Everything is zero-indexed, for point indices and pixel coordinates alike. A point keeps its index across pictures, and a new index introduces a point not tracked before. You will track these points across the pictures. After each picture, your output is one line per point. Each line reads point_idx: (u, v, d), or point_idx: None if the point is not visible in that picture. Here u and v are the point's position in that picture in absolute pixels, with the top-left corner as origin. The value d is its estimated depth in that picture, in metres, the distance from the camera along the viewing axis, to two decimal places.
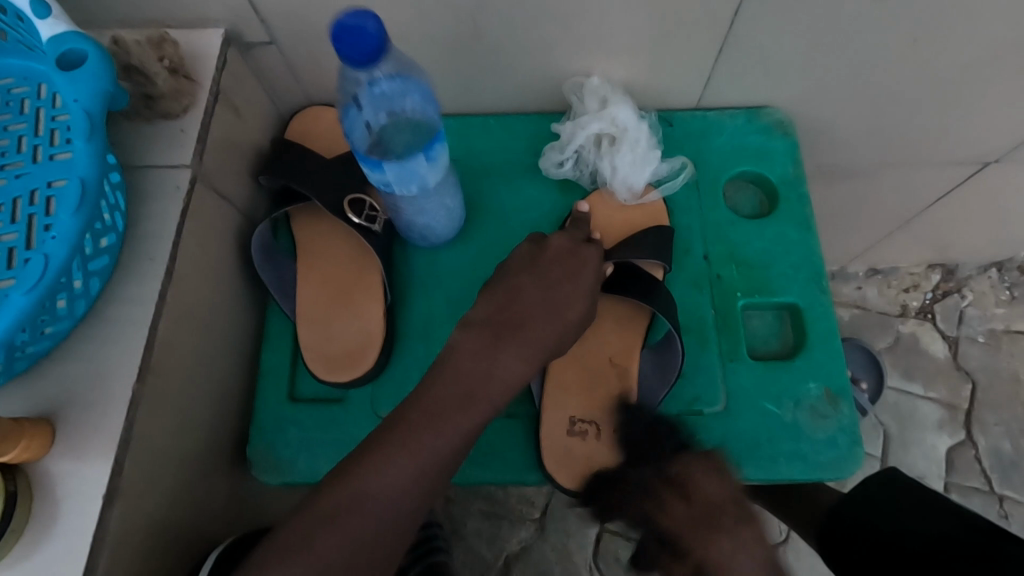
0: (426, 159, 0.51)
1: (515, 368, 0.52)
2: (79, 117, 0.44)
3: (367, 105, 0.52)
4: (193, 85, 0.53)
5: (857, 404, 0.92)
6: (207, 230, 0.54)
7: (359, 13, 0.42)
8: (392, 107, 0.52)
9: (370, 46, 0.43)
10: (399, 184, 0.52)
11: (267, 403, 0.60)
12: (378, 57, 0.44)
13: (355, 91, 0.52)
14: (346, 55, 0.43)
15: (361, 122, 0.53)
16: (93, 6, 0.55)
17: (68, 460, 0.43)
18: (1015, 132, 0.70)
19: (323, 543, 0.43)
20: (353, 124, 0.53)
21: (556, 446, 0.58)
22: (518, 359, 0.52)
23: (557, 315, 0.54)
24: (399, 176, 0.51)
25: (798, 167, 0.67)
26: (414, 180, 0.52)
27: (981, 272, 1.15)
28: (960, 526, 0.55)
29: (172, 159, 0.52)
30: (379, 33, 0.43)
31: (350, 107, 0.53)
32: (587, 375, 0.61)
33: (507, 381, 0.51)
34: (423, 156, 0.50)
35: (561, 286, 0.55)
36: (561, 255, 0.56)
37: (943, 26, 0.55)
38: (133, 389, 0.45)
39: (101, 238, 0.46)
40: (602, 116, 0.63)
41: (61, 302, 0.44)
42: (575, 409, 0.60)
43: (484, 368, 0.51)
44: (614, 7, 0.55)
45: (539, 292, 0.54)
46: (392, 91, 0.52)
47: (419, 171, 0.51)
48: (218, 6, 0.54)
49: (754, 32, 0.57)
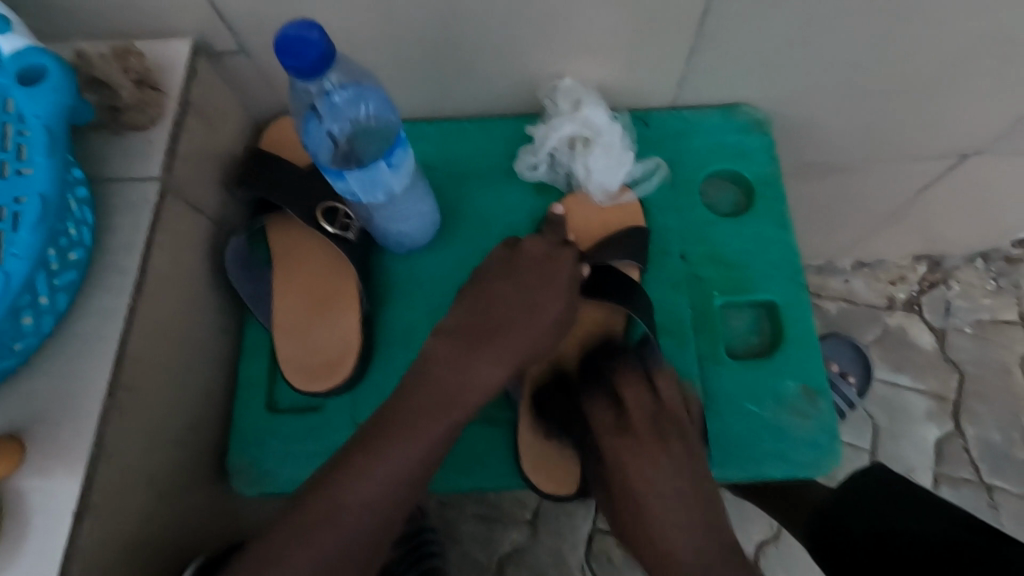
0: (388, 165, 0.50)
1: (491, 372, 0.52)
2: (39, 134, 0.44)
3: (325, 115, 0.51)
4: (161, 95, 0.53)
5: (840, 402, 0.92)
6: (179, 242, 0.54)
7: (300, 24, 0.42)
8: (349, 116, 0.51)
9: (313, 57, 0.43)
10: (364, 193, 0.52)
11: (247, 414, 0.60)
12: (323, 65, 0.43)
13: (310, 102, 0.51)
14: (293, 67, 0.43)
15: (321, 133, 0.52)
16: (58, 18, 0.54)
17: (38, 477, 0.43)
18: (989, 124, 0.71)
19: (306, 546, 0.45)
20: (313, 136, 0.52)
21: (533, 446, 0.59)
22: (489, 362, 0.52)
23: (532, 319, 0.54)
24: (363, 185, 0.51)
25: (775, 163, 0.67)
26: (379, 187, 0.52)
27: (967, 263, 1.16)
28: (960, 528, 0.56)
29: (140, 171, 0.51)
30: (322, 41, 0.42)
31: (309, 118, 0.52)
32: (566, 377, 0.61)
33: (480, 389, 0.52)
34: (384, 162, 0.50)
35: (537, 291, 0.54)
36: (538, 259, 0.55)
37: (910, 20, 0.55)
38: (103, 404, 0.45)
39: (69, 252, 0.46)
40: (574, 118, 0.62)
41: (26, 320, 0.44)
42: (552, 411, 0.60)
43: (458, 378, 0.52)
44: (583, 9, 0.55)
45: (514, 296, 0.54)
46: (347, 101, 0.51)
47: (382, 178, 0.51)
48: (184, 15, 0.54)
49: (725, 31, 0.57)
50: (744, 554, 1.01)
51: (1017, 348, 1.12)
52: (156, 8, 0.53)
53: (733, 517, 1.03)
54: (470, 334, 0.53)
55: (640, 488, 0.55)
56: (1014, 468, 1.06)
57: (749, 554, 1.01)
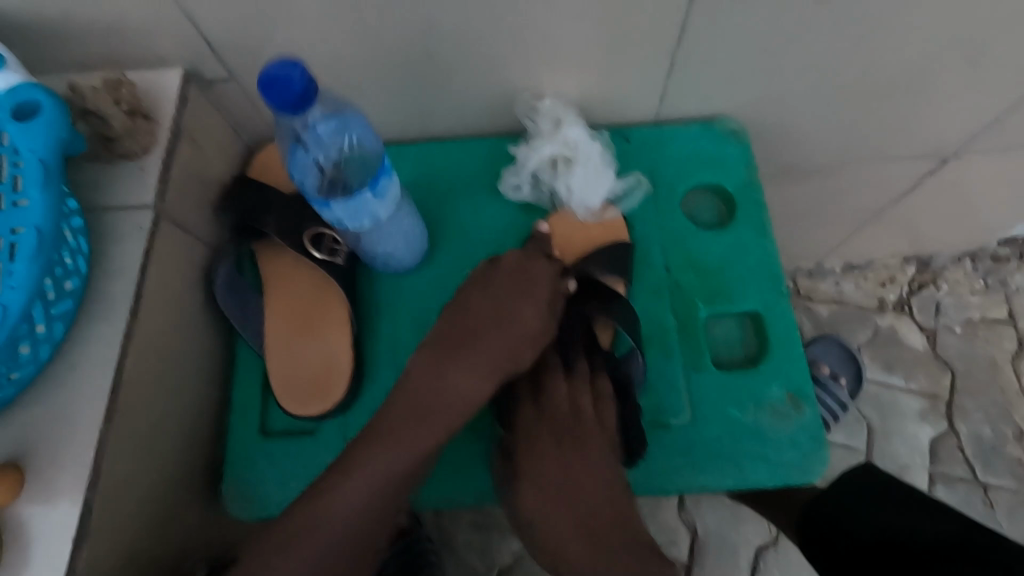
0: (372, 195, 0.51)
1: (468, 377, 0.56)
2: (33, 167, 0.45)
3: (311, 146, 0.53)
4: (152, 125, 0.54)
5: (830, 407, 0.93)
6: (173, 266, 0.55)
7: (283, 62, 0.44)
8: (334, 145, 0.53)
9: (295, 92, 0.44)
10: (351, 221, 0.53)
11: (240, 438, 0.61)
12: (305, 103, 0.45)
13: (296, 135, 0.52)
14: (276, 104, 0.45)
15: (307, 163, 0.53)
16: (50, 52, 0.56)
17: (37, 503, 0.44)
18: (965, 126, 0.72)
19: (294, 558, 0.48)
20: (300, 166, 0.53)
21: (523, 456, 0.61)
22: (463, 368, 0.56)
23: (506, 328, 0.57)
24: (349, 213, 0.52)
25: (753, 172, 0.69)
26: (365, 216, 0.52)
27: (955, 262, 1.17)
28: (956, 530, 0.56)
29: (133, 198, 0.53)
30: (304, 79, 0.45)
31: (295, 149, 0.53)
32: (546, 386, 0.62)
33: (455, 398, 0.55)
34: (370, 192, 0.51)
35: (512, 302, 0.57)
36: (516, 268, 0.58)
37: (881, 30, 0.57)
38: (100, 430, 0.46)
39: (64, 281, 0.47)
40: (555, 139, 0.64)
41: (24, 348, 0.45)
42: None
43: (435, 390, 0.55)
44: (563, 29, 0.56)
45: (488, 309, 0.57)
46: (332, 131, 0.53)
47: (368, 207, 0.52)
48: (175, 45, 0.55)
49: (702, 46, 0.58)
50: (743, 558, 1.02)
51: (1006, 345, 1.13)
52: (147, 39, 0.55)
53: (730, 522, 1.04)
54: (447, 345, 0.56)
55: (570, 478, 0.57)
56: (1006, 464, 1.07)
57: (747, 559, 1.02)
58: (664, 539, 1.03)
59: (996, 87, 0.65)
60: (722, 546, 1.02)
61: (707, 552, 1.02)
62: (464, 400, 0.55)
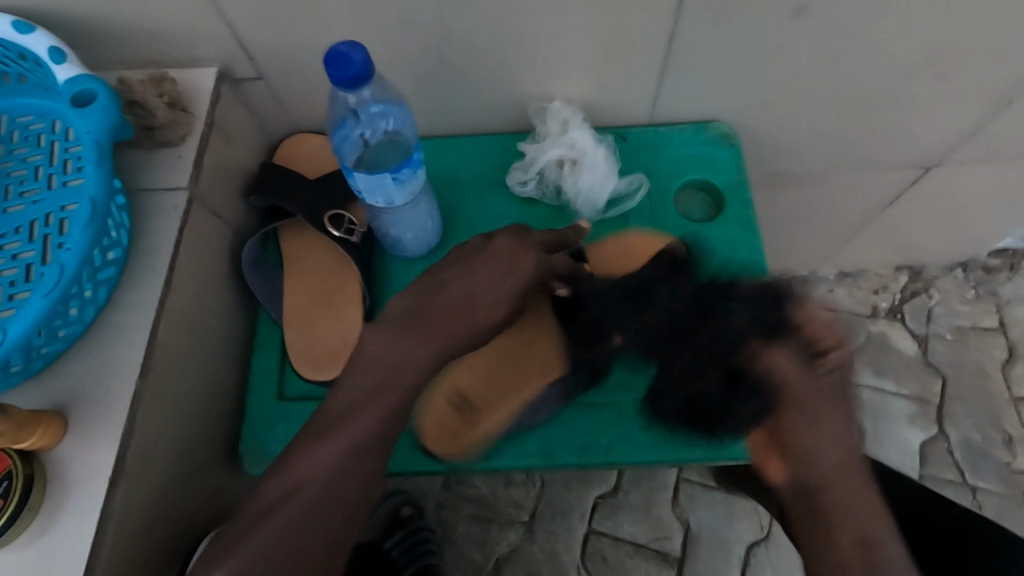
0: (393, 179, 0.56)
1: (423, 353, 0.56)
2: (90, 147, 0.51)
3: (362, 121, 0.59)
4: (189, 116, 0.60)
5: None
6: (202, 244, 0.60)
7: (349, 45, 0.50)
8: (379, 128, 0.60)
9: (351, 72, 0.50)
10: (367, 194, 0.58)
11: (258, 400, 0.65)
12: (357, 83, 0.51)
13: (350, 108, 0.59)
14: (333, 75, 0.50)
15: (354, 133, 0.59)
16: (100, 51, 0.62)
17: (78, 445, 0.49)
18: (942, 137, 0.77)
19: (287, 511, 0.50)
20: (345, 136, 0.59)
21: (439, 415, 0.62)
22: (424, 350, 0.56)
23: (467, 321, 0.57)
24: (369, 186, 0.57)
25: (742, 172, 0.73)
26: (380, 194, 0.58)
27: (947, 272, 1.21)
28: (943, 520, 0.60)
29: (169, 182, 0.58)
30: (362, 63, 0.50)
31: (346, 119, 0.59)
32: (830, 326, 0.51)
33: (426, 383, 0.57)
34: (390, 174, 0.56)
35: (486, 287, 0.58)
36: (503, 252, 0.59)
37: (853, 46, 0.62)
38: (135, 384, 0.51)
39: (108, 251, 0.53)
40: (563, 140, 0.69)
41: (73, 309, 0.50)
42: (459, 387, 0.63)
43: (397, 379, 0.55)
44: (561, 39, 0.62)
45: (463, 288, 0.58)
46: (379, 115, 0.59)
47: (386, 186, 0.57)
48: (212, 47, 0.62)
49: (690, 56, 0.64)
50: (734, 554, 1.04)
51: (996, 353, 1.16)
52: (188, 41, 0.61)
53: (723, 518, 1.07)
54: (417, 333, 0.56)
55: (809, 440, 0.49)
56: (995, 468, 1.09)
57: (739, 554, 1.04)
58: (657, 533, 1.06)
59: (969, 98, 0.70)
60: (713, 540, 1.05)
61: (699, 546, 1.05)
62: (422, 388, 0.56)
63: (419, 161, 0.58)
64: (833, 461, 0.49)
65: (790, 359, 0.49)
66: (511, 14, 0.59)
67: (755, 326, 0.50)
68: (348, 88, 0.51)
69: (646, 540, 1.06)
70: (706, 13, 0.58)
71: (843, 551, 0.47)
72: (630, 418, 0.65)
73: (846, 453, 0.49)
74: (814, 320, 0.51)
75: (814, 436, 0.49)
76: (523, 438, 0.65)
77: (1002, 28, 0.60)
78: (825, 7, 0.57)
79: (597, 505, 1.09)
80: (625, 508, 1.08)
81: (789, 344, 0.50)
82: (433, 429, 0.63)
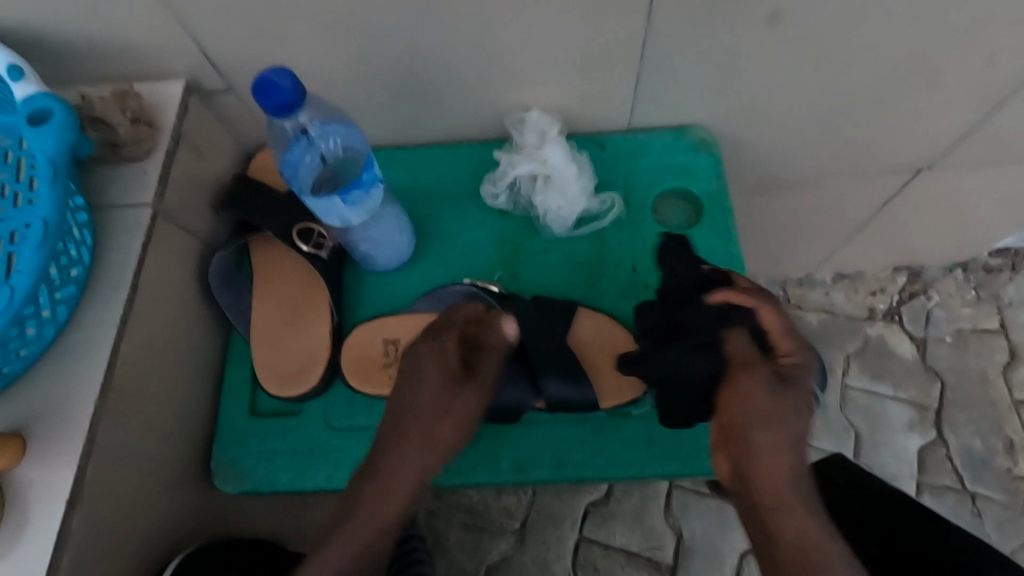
0: (343, 201, 0.56)
1: (436, 378, 0.60)
2: (44, 166, 0.51)
3: (313, 142, 0.59)
4: (154, 131, 0.60)
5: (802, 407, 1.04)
6: (170, 262, 0.60)
7: (276, 70, 0.50)
8: (329, 147, 0.59)
9: (277, 98, 0.50)
10: (322, 216, 0.58)
11: (229, 417, 0.66)
12: (286, 107, 0.51)
13: (300, 128, 0.58)
14: (263, 104, 0.51)
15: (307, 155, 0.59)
16: (66, 65, 0.61)
17: (37, 467, 0.49)
18: (934, 139, 0.74)
19: None
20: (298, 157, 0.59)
21: (367, 362, 0.65)
22: (439, 374, 0.60)
23: (446, 365, 0.61)
24: (321, 209, 0.57)
25: (722, 181, 0.72)
26: (334, 215, 0.57)
27: (947, 274, 1.18)
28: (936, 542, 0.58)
29: (134, 198, 0.58)
30: (289, 89, 0.50)
31: (297, 139, 0.59)
32: (788, 332, 0.58)
33: (463, 415, 0.61)
34: (339, 198, 0.56)
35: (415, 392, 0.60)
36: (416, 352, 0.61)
37: (832, 50, 0.60)
38: (95, 405, 0.51)
39: (69, 270, 0.53)
40: (535, 156, 0.68)
41: (30, 329, 0.51)
42: (390, 333, 0.66)
43: (432, 411, 0.60)
44: (531, 48, 0.60)
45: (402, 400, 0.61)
46: (329, 134, 0.59)
47: (337, 209, 0.57)
48: (179, 61, 0.61)
49: (665, 62, 0.62)
50: (727, 563, 1.03)
51: (997, 357, 1.13)
52: (154, 55, 0.60)
53: (716, 526, 1.05)
54: (435, 358, 0.61)
55: (757, 433, 0.56)
56: (996, 476, 1.07)
57: (732, 564, 1.03)
58: (649, 541, 1.05)
59: (959, 101, 0.67)
60: (705, 549, 1.04)
61: (692, 556, 1.04)
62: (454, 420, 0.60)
63: (371, 179, 0.57)
64: (770, 453, 0.57)
65: (748, 344, 0.58)
66: (477, 25, 0.57)
67: (732, 305, 0.58)
68: (279, 114, 0.52)
69: (638, 549, 1.05)
70: (678, 21, 0.57)
71: (782, 543, 0.55)
72: (602, 433, 0.64)
73: (789, 455, 0.57)
74: (773, 327, 0.58)
75: (765, 427, 0.56)
76: (497, 450, 0.64)
77: (989, 29, 0.57)
78: (801, 13, 0.55)
79: (588, 512, 1.08)
80: (617, 516, 1.07)
81: (751, 335, 0.58)
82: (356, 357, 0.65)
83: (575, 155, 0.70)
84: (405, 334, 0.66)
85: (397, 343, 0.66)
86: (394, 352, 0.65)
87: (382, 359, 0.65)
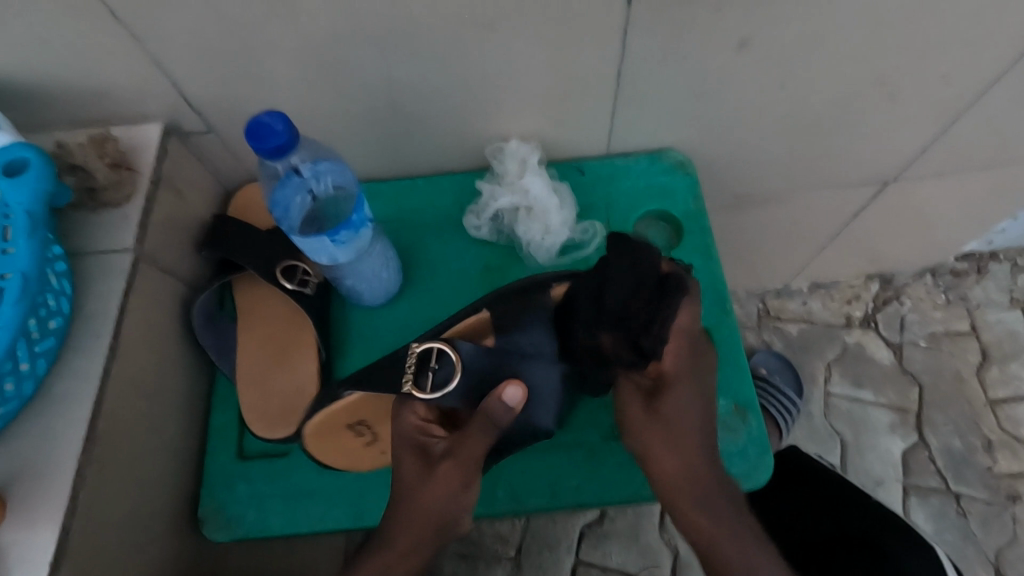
0: (332, 242, 0.56)
1: (413, 465, 0.55)
2: (22, 218, 0.50)
3: (306, 183, 0.59)
4: (134, 175, 0.59)
5: (780, 413, 1.06)
6: (151, 307, 0.59)
7: (272, 115, 0.50)
8: (321, 188, 0.60)
9: (273, 144, 0.50)
10: (310, 255, 0.58)
11: (218, 461, 0.64)
12: (282, 152, 0.51)
13: (293, 167, 0.58)
14: (257, 149, 0.51)
15: (299, 195, 0.59)
16: (40, 113, 0.61)
17: (17, 529, 0.47)
18: (895, 154, 0.78)
19: None
20: (288, 196, 0.59)
21: (342, 448, 0.59)
22: (415, 459, 0.55)
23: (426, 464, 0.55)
24: (309, 248, 0.57)
25: (699, 201, 0.74)
26: (323, 254, 0.57)
27: (917, 278, 1.22)
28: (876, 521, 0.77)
29: (115, 243, 0.57)
30: (285, 135, 0.51)
31: (289, 177, 0.59)
32: (687, 335, 0.58)
33: (436, 504, 0.55)
34: (328, 239, 0.55)
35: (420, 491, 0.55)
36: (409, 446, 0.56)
37: (796, 73, 0.62)
38: (79, 459, 0.50)
39: (48, 322, 0.51)
40: (517, 187, 0.69)
41: (8, 385, 0.49)
42: (349, 418, 0.57)
43: (417, 506, 0.55)
44: (508, 81, 0.62)
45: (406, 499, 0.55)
46: (322, 174, 0.60)
47: (326, 248, 0.56)
48: (157, 105, 0.61)
49: (640, 89, 0.63)
50: None
51: (970, 358, 1.17)
52: (130, 99, 0.60)
53: None
54: (407, 444, 0.56)
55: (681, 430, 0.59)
56: (977, 475, 1.09)
57: None
58: (646, 560, 1.04)
59: (917, 116, 0.70)
60: None
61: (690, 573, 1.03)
62: (442, 502, 0.55)
63: (360, 221, 0.57)
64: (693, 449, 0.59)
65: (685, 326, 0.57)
66: (456, 61, 0.59)
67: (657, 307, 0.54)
68: (272, 157, 0.52)
69: (636, 569, 1.04)
70: (650, 51, 0.59)
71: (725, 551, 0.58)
72: (597, 457, 0.64)
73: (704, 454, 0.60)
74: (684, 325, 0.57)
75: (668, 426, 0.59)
76: (494, 480, 0.64)
77: (941, 50, 0.61)
78: (764, 41, 0.58)
79: (584, 534, 1.07)
80: (612, 537, 1.07)
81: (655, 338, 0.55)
82: (329, 448, 0.59)
83: (556, 184, 0.71)
84: (371, 412, 0.58)
85: (366, 422, 0.59)
86: (366, 430, 0.59)
87: (361, 440, 0.60)
